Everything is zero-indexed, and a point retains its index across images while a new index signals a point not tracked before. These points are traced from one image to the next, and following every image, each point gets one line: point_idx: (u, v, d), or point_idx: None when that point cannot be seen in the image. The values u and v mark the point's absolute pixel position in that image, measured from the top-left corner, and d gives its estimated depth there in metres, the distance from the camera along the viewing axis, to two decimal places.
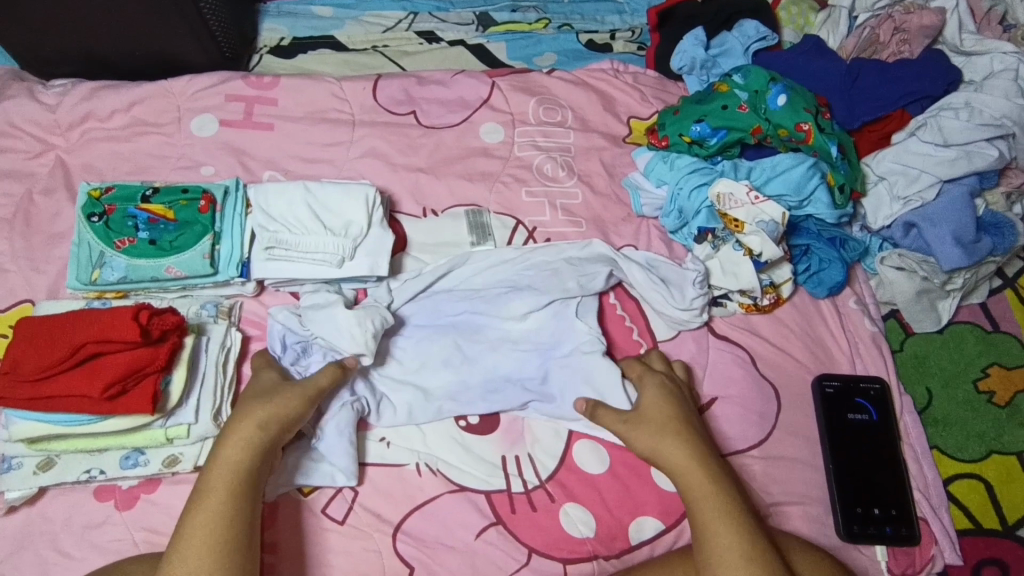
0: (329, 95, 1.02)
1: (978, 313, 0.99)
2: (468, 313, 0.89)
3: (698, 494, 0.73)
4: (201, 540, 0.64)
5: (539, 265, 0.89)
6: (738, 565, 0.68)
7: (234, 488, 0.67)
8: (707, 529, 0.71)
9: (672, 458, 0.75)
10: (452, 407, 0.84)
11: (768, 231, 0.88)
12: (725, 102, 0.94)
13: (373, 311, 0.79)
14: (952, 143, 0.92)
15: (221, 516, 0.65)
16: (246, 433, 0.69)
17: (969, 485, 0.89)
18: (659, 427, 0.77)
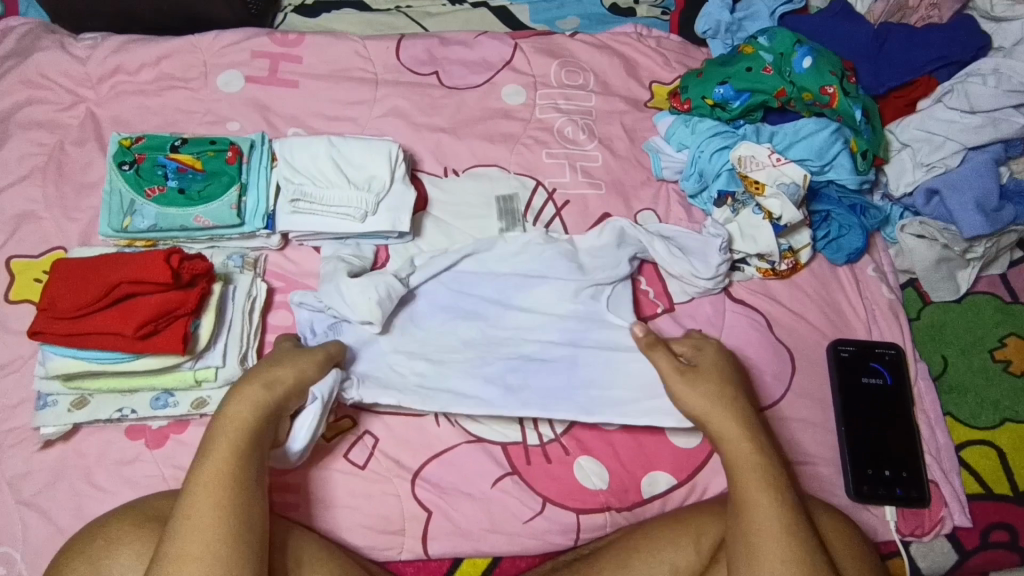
0: (353, 54, 1.03)
1: (997, 284, 0.99)
2: (492, 297, 0.88)
3: (744, 464, 0.72)
4: (203, 491, 0.63)
5: (566, 251, 0.88)
6: (777, 537, 0.67)
7: (243, 442, 0.66)
8: (751, 497, 0.70)
9: (726, 426, 0.74)
10: (469, 393, 0.83)
11: (789, 194, 0.88)
12: (750, 64, 0.94)
13: (379, 277, 0.82)
14: (979, 110, 0.91)
15: (222, 468, 0.64)
16: (252, 390, 0.70)
17: (981, 451, 0.89)
18: (715, 394, 0.76)
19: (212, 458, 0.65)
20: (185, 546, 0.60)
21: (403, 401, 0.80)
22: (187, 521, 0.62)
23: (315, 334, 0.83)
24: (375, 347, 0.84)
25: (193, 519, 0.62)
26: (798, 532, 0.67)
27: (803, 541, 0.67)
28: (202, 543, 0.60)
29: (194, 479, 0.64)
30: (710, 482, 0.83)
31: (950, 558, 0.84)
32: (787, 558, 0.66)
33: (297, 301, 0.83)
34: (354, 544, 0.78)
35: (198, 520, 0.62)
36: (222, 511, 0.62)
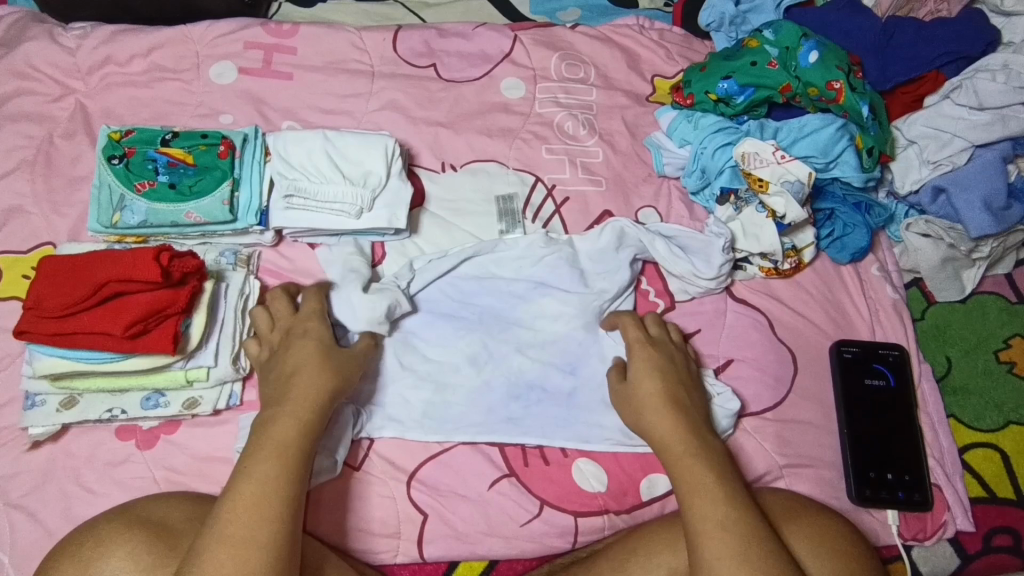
0: (349, 45, 1.00)
1: (1003, 284, 0.97)
2: (495, 309, 0.87)
3: (678, 466, 0.70)
4: (257, 486, 0.63)
5: (567, 259, 0.88)
6: (713, 535, 0.65)
7: (288, 446, 0.66)
8: (686, 503, 0.68)
9: (658, 431, 0.73)
10: (474, 409, 0.82)
11: (793, 191, 0.87)
12: (755, 58, 0.91)
13: (384, 291, 0.80)
14: (988, 107, 0.89)
15: (279, 466, 0.64)
16: (313, 385, 0.69)
17: (983, 454, 0.88)
18: (645, 398, 0.75)
19: (270, 453, 0.65)
20: (231, 542, 0.60)
21: (407, 435, 0.80)
22: (239, 516, 0.61)
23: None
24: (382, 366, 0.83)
25: (248, 513, 0.61)
26: (733, 530, 0.65)
27: (742, 536, 0.64)
28: (252, 540, 0.60)
29: (251, 472, 0.63)
30: None
31: (952, 561, 0.83)
32: (725, 558, 0.63)
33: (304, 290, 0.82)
34: (349, 546, 0.77)
35: (251, 516, 0.61)
36: (275, 508, 0.62)
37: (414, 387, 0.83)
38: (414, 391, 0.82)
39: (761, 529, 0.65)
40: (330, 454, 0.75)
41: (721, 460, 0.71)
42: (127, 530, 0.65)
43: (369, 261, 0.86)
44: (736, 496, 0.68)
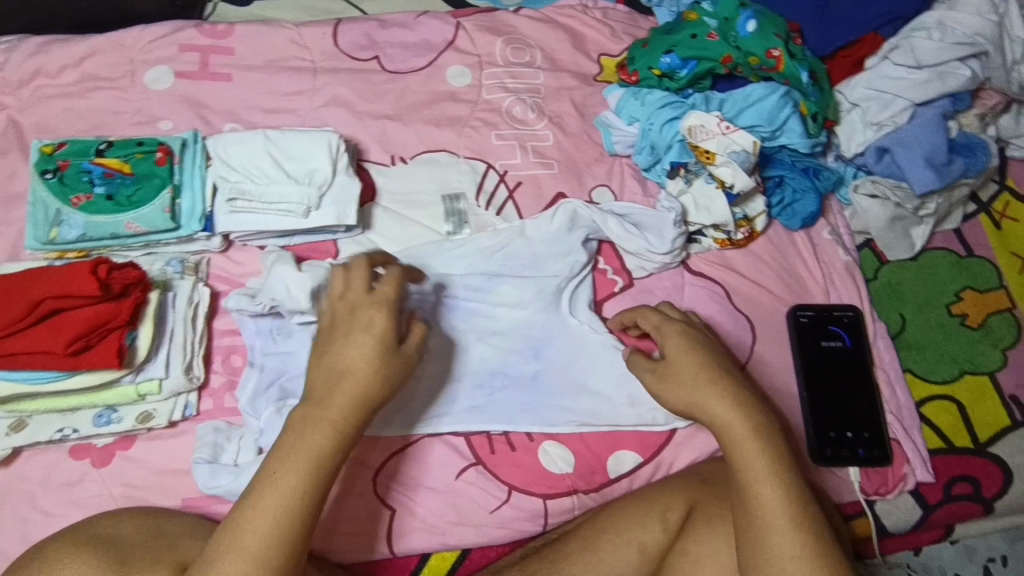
0: (287, 42, 0.98)
1: (952, 239, 0.98)
2: (455, 301, 0.87)
3: (744, 454, 0.67)
4: (281, 496, 0.61)
5: (519, 253, 0.89)
6: (786, 532, 0.63)
7: (317, 474, 0.63)
8: (751, 495, 0.66)
9: (717, 413, 0.70)
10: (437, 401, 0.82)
11: (739, 161, 0.87)
12: (694, 31, 0.91)
13: (318, 266, 0.81)
14: (925, 65, 0.90)
15: (307, 474, 0.62)
16: (361, 391, 0.65)
17: (940, 406, 0.89)
18: (704, 381, 0.72)
19: (297, 460, 0.62)
20: (245, 553, 0.59)
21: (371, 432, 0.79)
22: (257, 524, 0.60)
23: (261, 334, 0.81)
24: None
25: (264, 523, 0.60)
26: (808, 526, 0.64)
27: (815, 534, 0.64)
28: (269, 553, 0.59)
29: (278, 481, 0.61)
30: (676, 455, 0.84)
31: (915, 513, 0.85)
32: (798, 556, 0.63)
33: (253, 285, 0.82)
34: (318, 547, 0.76)
35: (264, 529, 0.60)
36: (296, 526, 0.61)
37: None
38: None
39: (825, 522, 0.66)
40: None
41: (790, 450, 0.69)
42: (48, 574, 0.62)
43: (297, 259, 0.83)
44: (803, 490, 0.67)
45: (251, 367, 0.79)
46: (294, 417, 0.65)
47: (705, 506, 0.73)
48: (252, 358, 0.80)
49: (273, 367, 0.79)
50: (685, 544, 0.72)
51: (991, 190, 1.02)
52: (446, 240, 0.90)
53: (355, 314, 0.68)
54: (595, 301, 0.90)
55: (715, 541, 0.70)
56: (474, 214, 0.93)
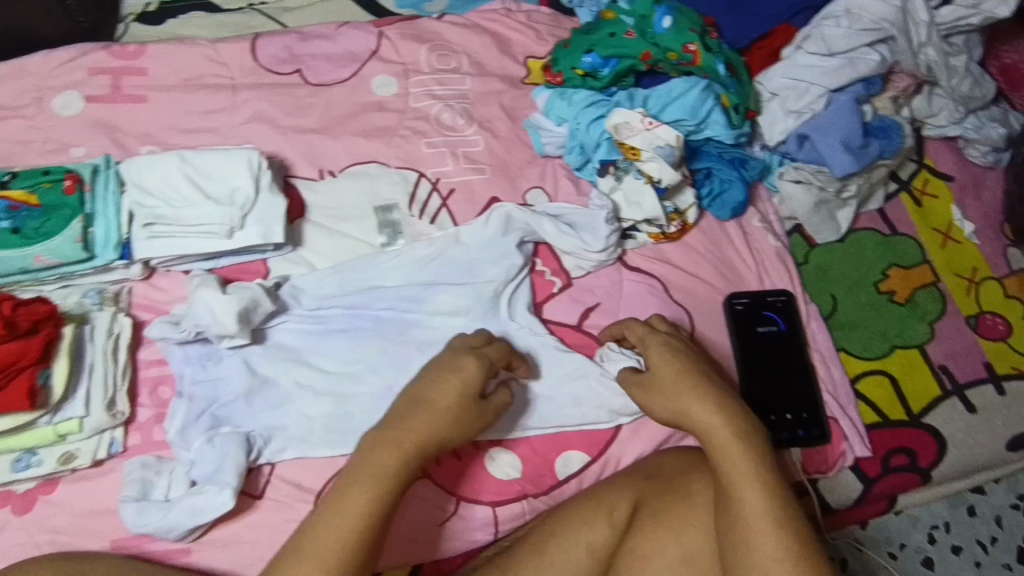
0: (204, 60, 0.96)
1: (877, 219, 1.01)
2: (394, 313, 0.86)
3: (728, 458, 0.68)
4: (352, 514, 0.63)
5: (456, 260, 0.89)
6: (768, 533, 0.64)
7: (384, 499, 0.64)
8: (735, 498, 0.66)
9: (702, 420, 0.71)
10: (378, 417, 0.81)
11: (665, 156, 0.88)
12: (611, 30, 0.93)
13: (244, 287, 0.79)
14: (837, 52, 0.93)
15: (372, 500, 0.64)
16: (440, 428, 0.69)
17: (875, 381, 0.92)
18: (683, 388, 0.73)
19: (367, 484, 0.64)
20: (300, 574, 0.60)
21: (311, 453, 0.78)
22: (318, 546, 0.61)
23: (189, 361, 0.79)
24: (275, 388, 0.80)
25: (326, 545, 0.61)
26: (789, 525, 0.65)
27: (795, 534, 0.64)
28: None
29: (346, 500, 0.63)
30: (623, 451, 0.84)
31: (856, 488, 0.87)
32: (782, 557, 0.63)
33: (176, 311, 0.80)
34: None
35: (332, 547, 0.61)
36: (353, 552, 0.62)
37: (315, 404, 0.80)
38: (313, 408, 0.80)
39: (806, 520, 0.66)
40: (220, 486, 0.72)
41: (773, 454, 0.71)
42: None
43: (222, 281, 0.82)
44: (782, 490, 0.67)
45: (179, 399, 0.78)
46: (365, 440, 0.67)
47: (650, 504, 0.73)
48: (180, 387, 0.78)
49: (205, 394, 0.78)
50: (631, 543, 0.72)
51: (910, 168, 1.05)
52: (382, 252, 0.89)
53: (445, 361, 0.74)
54: (535, 303, 0.90)
55: (660, 540, 0.71)
56: (408, 224, 0.92)
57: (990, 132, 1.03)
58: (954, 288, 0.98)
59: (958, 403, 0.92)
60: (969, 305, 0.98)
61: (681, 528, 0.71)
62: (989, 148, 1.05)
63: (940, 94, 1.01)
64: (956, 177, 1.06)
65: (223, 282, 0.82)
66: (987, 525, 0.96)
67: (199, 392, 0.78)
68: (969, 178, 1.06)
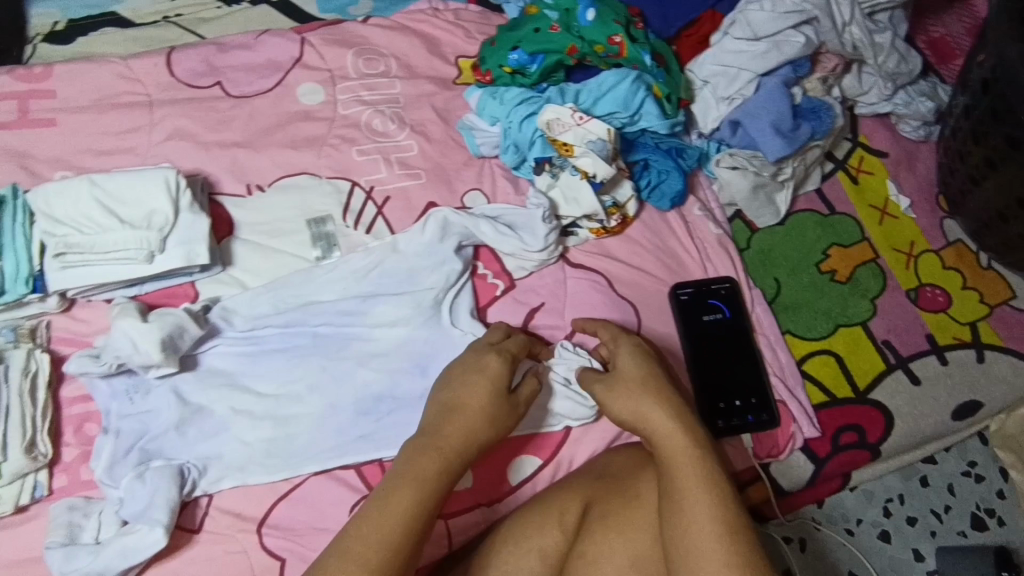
0: (116, 78, 0.93)
1: (814, 200, 1.02)
2: (333, 328, 0.84)
3: (679, 462, 0.69)
4: (398, 511, 0.65)
5: (396, 270, 0.86)
6: (710, 536, 0.65)
7: (429, 496, 0.67)
8: (682, 503, 0.67)
9: (657, 425, 0.72)
10: (321, 437, 0.79)
11: (597, 150, 0.87)
12: (536, 25, 0.92)
13: (167, 313, 0.77)
14: (763, 36, 0.93)
15: (418, 499, 0.66)
16: (475, 427, 0.72)
17: (821, 361, 0.92)
18: (643, 392, 0.75)
19: (411, 486, 0.66)
20: (353, 571, 0.60)
21: (249, 480, 0.76)
22: (365, 547, 0.62)
23: (115, 396, 0.78)
24: (210, 415, 0.78)
25: (378, 541, 0.63)
26: (734, 529, 0.65)
27: (738, 538, 0.65)
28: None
29: (391, 497, 0.66)
30: (575, 452, 0.83)
31: (807, 469, 0.88)
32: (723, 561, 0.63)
33: (97, 343, 0.78)
34: None
35: (376, 542, 0.63)
36: (405, 548, 0.64)
37: (254, 429, 0.78)
38: (253, 433, 0.78)
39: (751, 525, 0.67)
40: (150, 524, 0.71)
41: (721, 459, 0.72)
42: None
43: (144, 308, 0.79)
44: (727, 494, 0.68)
45: (106, 434, 0.76)
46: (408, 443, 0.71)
47: (600, 505, 0.74)
48: (107, 423, 0.77)
49: (135, 427, 0.76)
50: (582, 547, 0.72)
51: (844, 148, 1.05)
52: (320, 266, 0.86)
53: (472, 358, 0.77)
54: (478, 308, 0.88)
55: (610, 541, 0.72)
56: (343, 235, 0.89)
57: (919, 107, 1.03)
58: (894, 263, 0.98)
59: (902, 375, 0.93)
60: (908, 279, 0.98)
61: (627, 531, 0.72)
62: (919, 122, 1.05)
63: (869, 72, 1.02)
64: (889, 153, 1.05)
65: (145, 310, 0.79)
66: (940, 494, 0.96)
67: (133, 425, 0.76)
68: (903, 153, 1.06)
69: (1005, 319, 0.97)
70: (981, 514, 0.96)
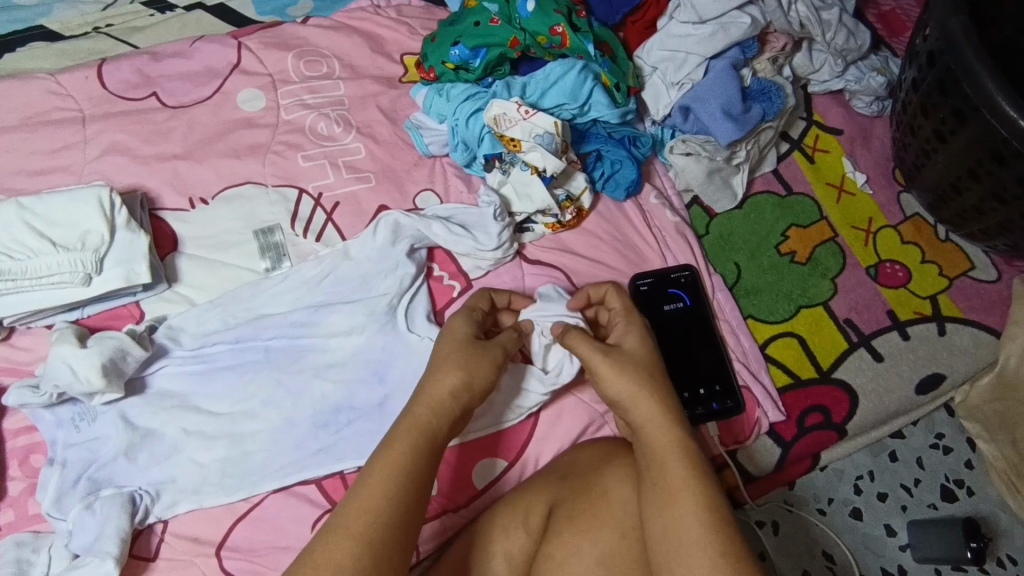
0: (46, 94, 0.90)
1: (772, 180, 1.01)
2: (285, 340, 0.81)
3: (666, 458, 0.68)
4: (391, 472, 0.62)
5: (347, 276, 0.83)
6: (695, 534, 0.63)
7: (420, 453, 0.64)
8: (666, 501, 0.65)
9: (645, 420, 0.70)
10: (278, 454, 0.77)
11: (545, 144, 0.85)
12: (477, 19, 0.90)
13: (108, 336, 0.74)
14: (708, 19, 0.93)
15: (405, 461, 0.63)
16: (463, 376, 0.69)
17: (784, 343, 0.92)
18: (636, 374, 0.72)
19: (397, 448, 0.63)
20: (343, 535, 0.58)
21: (205, 502, 0.74)
22: (358, 520, 0.59)
23: (61, 425, 0.75)
24: (161, 438, 0.76)
25: (372, 511, 0.59)
26: (721, 525, 0.63)
27: (727, 535, 0.62)
28: (372, 543, 0.58)
29: (383, 456, 0.63)
30: (541, 451, 0.82)
31: (775, 452, 0.88)
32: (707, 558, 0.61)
33: (40, 373, 0.75)
34: None
35: (367, 504, 0.60)
36: (398, 510, 0.60)
37: (209, 450, 0.76)
38: (207, 454, 0.76)
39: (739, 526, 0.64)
40: (101, 555, 0.69)
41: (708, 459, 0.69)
42: None
43: (85, 333, 0.77)
44: (715, 493, 0.66)
45: (51, 465, 0.74)
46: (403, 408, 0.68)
47: (566, 507, 0.72)
48: (53, 453, 0.74)
49: (83, 455, 0.74)
50: (549, 549, 0.70)
51: (800, 127, 1.04)
52: (267, 277, 0.83)
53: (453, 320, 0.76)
54: (435, 311, 0.86)
55: (578, 541, 0.70)
56: (293, 244, 0.86)
57: (871, 82, 1.02)
58: (853, 241, 0.98)
59: (866, 353, 0.93)
60: (868, 256, 0.97)
61: (597, 529, 0.70)
62: (872, 98, 1.04)
63: (819, 49, 1.01)
64: (845, 130, 1.04)
65: (86, 334, 0.77)
66: (910, 469, 0.96)
67: (82, 453, 0.74)
68: (858, 129, 1.05)
69: (964, 290, 0.97)
70: (950, 486, 0.95)
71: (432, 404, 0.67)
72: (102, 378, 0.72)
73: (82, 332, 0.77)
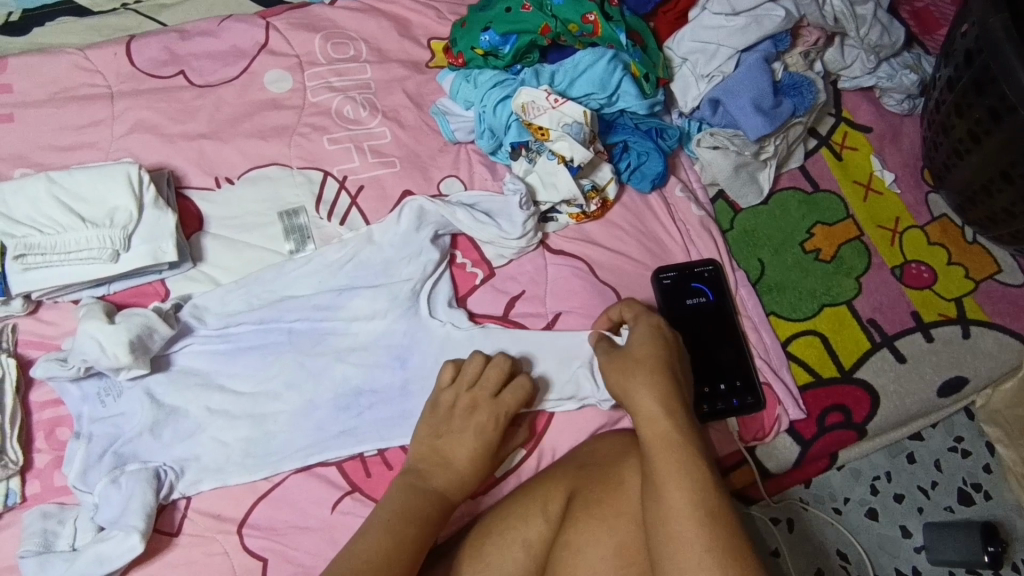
0: (74, 69, 0.90)
1: (799, 177, 1.00)
2: (309, 322, 0.81)
3: (659, 445, 0.68)
4: (391, 540, 0.67)
5: (370, 262, 0.83)
6: (684, 523, 0.63)
7: (416, 526, 0.69)
8: (658, 490, 0.66)
9: (641, 411, 0.71)
10: (299, 436, 0.77)
11: (574, 134, 0.85)
12: (507, 5, 0.90)
13: (134, 314, 0.74)
14: (740, 12, 0.92)
15: (406, 533, 0.68)
16: (463, 481, 0.74)
17: (807, 341, 0.91)
18: (637, 373, 0.73)
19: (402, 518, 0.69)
20: None
21: (228, 480, 0.75)
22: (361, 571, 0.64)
23: (87, 400, 0.76)
24: (185, 416, 0.77)
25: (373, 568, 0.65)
26: (712, 519, 0.63)
27: (717, 529, 0.62)
28: None
29: (379, 523, 0.69)
30: (560, 442, 0.82)
31: (794, 451, 0.88)
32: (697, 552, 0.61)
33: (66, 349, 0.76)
34: None
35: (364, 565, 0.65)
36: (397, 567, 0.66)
37: (230, 428, 0.77)
38: (229, 432, 0.77)
39: (733, 520, 0.63)
40: (126, 529, 0.69)
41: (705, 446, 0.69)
42: None
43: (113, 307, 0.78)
44: (708, 486, 0.65)
45: (77, 439, 0.74)
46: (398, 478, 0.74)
47: (583, 495, 0.72)
48: (79, 427, 0.75)
49: (108, 430, 0.75)
50: (568, 536, 0.70)
51: (828, 123, 1.03)
52: (291, 258, 0.83)
53: (475, 408, 0.76)
54: (457, 297, 0.86)
55: (593, 531, 0.70)
56: (317, 227, 0.86)
57: (903, 80, 1.00)
58: (879, 240, 0.97)
59: (889, 354, 0.92)
60: (893, 256, 0.96)
61: (615, 518, 0.70)
62: (903, 96, 1.02)
63: (852, 45, 0.99)
64: (874, 128, 1.03)
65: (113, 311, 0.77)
66: (927, 471, 0.95)
67: (109, 426, 0.75)
68: (887, 127, 1.03)
69: (991, 294, 0.96)
70: (967, 490, 0.95)
71: (432, 492, 0.72)
72: (126, 354, 0.73)
73: (110, 308, 0.77)
